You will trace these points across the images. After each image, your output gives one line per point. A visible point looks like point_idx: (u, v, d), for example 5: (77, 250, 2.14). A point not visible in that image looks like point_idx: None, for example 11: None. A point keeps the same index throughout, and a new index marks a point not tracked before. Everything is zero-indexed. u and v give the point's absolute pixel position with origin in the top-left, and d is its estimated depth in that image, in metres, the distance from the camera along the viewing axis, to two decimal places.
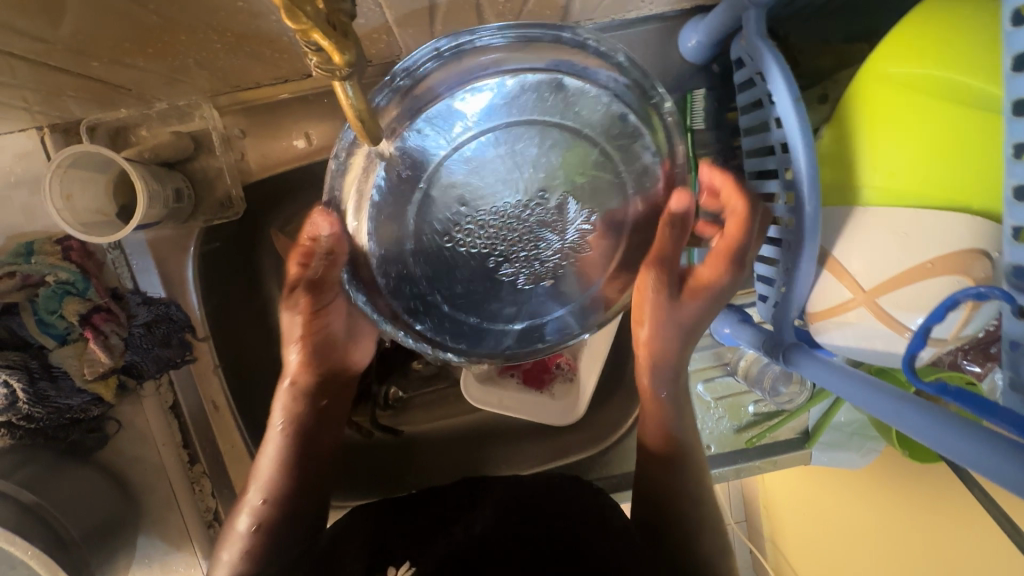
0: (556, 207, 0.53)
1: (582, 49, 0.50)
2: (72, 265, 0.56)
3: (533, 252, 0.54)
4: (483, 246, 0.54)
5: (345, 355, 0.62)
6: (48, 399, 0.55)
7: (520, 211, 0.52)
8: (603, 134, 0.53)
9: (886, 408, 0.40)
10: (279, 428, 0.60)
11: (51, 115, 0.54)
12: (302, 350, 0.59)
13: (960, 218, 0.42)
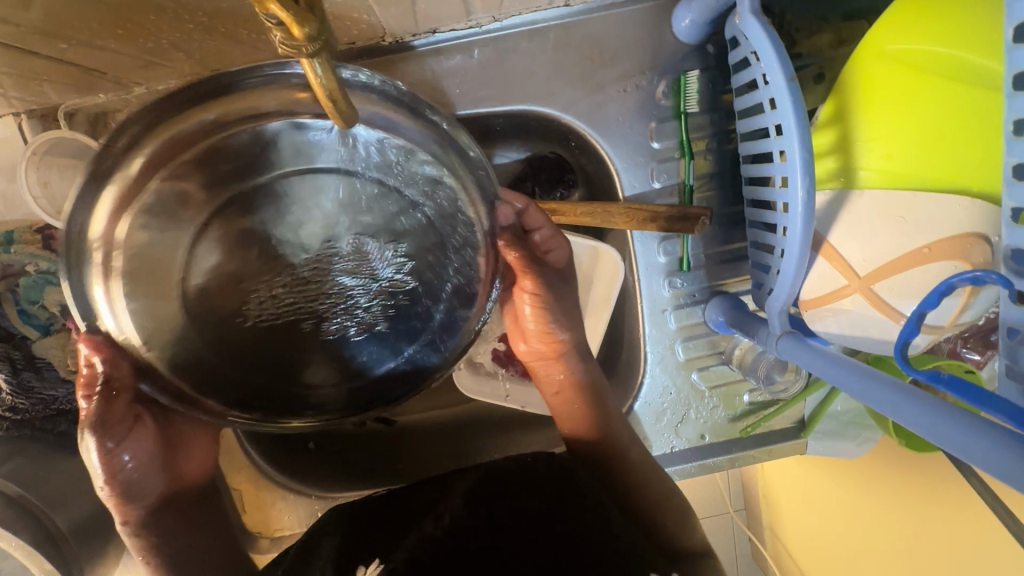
0: (354, 253, 0.57)
1: (370, 94, 0.49)
2: (52, 253, 0.55)
3: (348, 305, 0.58)
4: (297, 306, 0.57)
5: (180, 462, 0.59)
6: (31, 390, 0.54)
7: (319, 266, 0.56)
8: (385, 172, 0.57)
9: (884, 400, 0.39)
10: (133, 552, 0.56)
11: (26, 100, 0.52)
12: (112, 487, 0.53)
13: (958, 200, 0.41)
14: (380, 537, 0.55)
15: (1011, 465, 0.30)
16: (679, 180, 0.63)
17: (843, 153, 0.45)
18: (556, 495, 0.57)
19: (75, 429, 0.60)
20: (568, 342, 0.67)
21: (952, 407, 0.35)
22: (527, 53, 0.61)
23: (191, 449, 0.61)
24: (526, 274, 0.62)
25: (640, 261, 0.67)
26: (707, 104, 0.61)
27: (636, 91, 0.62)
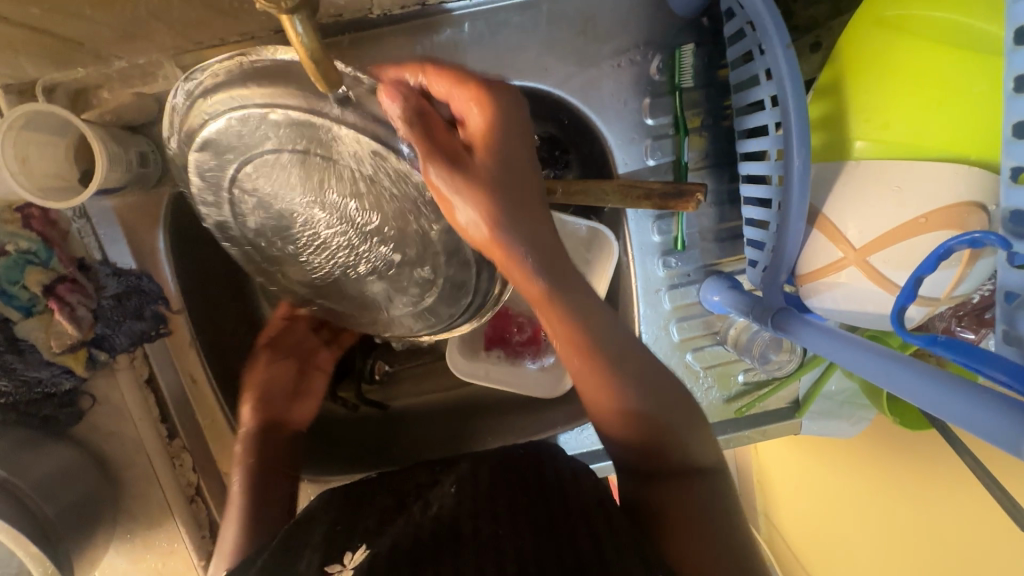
0: (339, 217, 0.49)
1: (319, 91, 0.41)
2: (34, 234, 0.54)
3: (351, 263, 0.54)
4: (317, 267, 0.55)
5: (288, 407, 0.70)
6: (14, 372, 0.53)
7: (315, 237, 0.52)
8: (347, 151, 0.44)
9: (878, 369, 0.38)
10: (237, 485, 0.63)
11: (2, 74, 0.51)
12: (253, 407, 0.67)
13: (956, 169, 0.40)
14: (367, 525, 0.54)
15: (1010, 428, 0.30)
16: (673, 157, 0.62)
17: (839, 125, 0.45)
18: (542, 482, 0.57)
19: (59, 414, 0.59)
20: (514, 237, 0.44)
21: (946, 375, 0.34)
22: (518, 27, 0.59)
23: (307, 401, 0.73)
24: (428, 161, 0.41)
25: (634, 240, 0.67)
26: (701, 80, 0.60)
27: (630, 66, 0.61)
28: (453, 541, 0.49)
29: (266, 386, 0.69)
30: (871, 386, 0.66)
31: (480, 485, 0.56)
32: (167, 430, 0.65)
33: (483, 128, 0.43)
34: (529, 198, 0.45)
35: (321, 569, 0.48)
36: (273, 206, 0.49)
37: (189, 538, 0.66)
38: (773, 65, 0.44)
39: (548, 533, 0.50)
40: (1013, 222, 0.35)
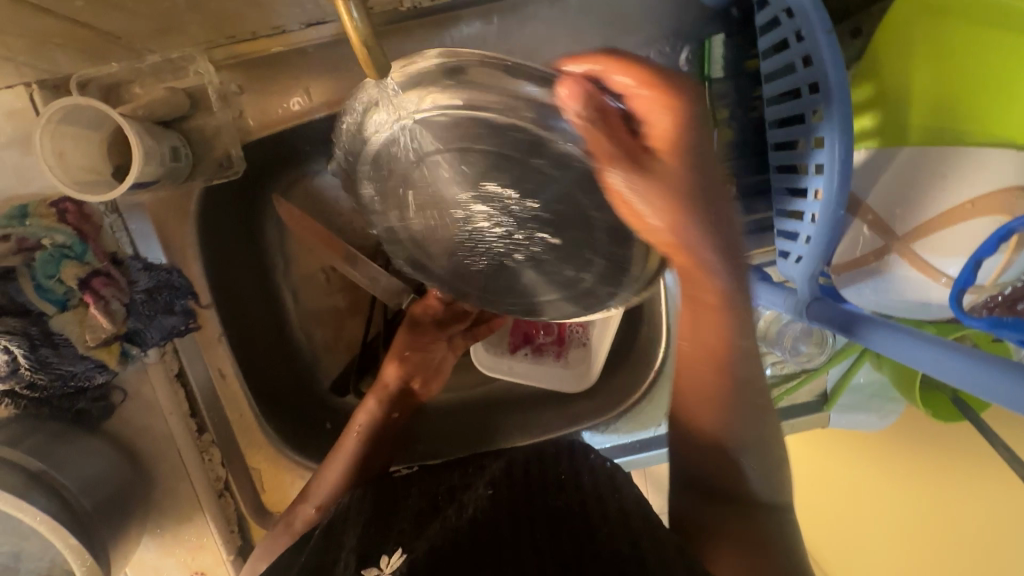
0: (508, 202, 0.52)
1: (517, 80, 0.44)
2: (68, 227, 0.53)
3: (504, 251, 0.57)
4: (478, 259, 0.58)
5: (427, 379, 0.74)
6: (50, 365, 0.54)
7: (479, 229, 0.55)
8: (522, 136, 0.47)
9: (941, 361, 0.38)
10: (358, 426, 0.69)
11: (39, 68, 0.51)
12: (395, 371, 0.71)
13: (999, 155, 0.41)
14: (403, 526, 0.55)
15: None
16: None
17: (883, 112, 0.44)
18: (579, 488, 0.58)
19: (92, 407, 0.59)
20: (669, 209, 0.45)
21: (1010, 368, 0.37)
22: (547, 19, 0.59)
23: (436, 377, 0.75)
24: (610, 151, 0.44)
25: None
26: (730, 71, 0.60)
27: (658, 58, 0.61)
28: (493, 547, 0.51)
29: (407, 356, 0.72)
30: (901, 380, 0.65)
31: (516, 491, 0.58)
32: (197, 425, 0.66)
33: (667, 125, 0.42)
34: (707, 180, 0.44)
35: (359, 571, 0.50)
36: (439, 197, 0.53)
37: (218, 533, 0.66)
38: (813, 53, 0.44)
39: (565, 532, 0.53)
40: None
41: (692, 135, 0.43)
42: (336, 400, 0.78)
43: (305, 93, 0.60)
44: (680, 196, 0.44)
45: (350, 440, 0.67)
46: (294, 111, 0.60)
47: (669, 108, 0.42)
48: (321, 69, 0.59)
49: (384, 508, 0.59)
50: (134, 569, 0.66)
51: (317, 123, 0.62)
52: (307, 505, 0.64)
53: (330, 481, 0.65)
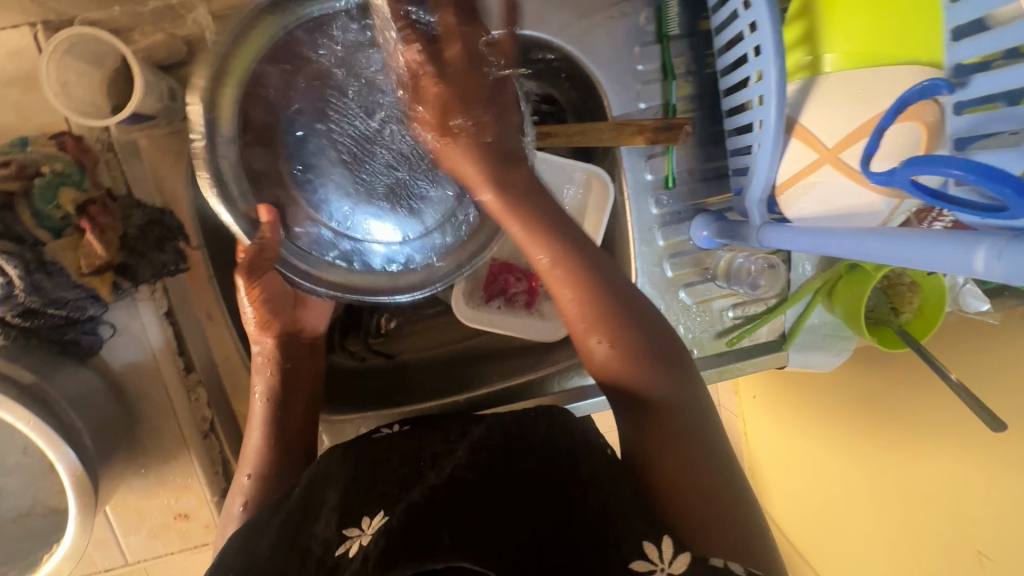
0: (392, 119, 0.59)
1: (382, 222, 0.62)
2: (68, 157, 0.57)
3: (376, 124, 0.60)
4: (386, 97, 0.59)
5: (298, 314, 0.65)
6: (44, 291, 0.55)
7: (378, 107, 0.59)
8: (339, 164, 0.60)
9: (895, 250, 0.40)
10: (258, 397, 0.64)
11: (47, 10, 0.55)
12: (256, 306, 0.60)
13: (911, 69, 0.47)
14: (384, 491, 0.53)
15: None
16: (661, 101, 0.68)
17: (811, 45, 0.51)
18: (557, 450, 0.55)
19: (82, 339, 0.61)
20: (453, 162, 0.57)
21: (974, 235, 0.35)
22: None
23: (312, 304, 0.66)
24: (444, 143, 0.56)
25: (629, 180, 0.71)
26: (686, 28, 0.67)
27: (622, 17, 0.67)
28: (467, 509, 0.49)
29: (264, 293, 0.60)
30: (849, 318, 0.71)
31: (494, 454, 0.55)
32: (184, 364, 0.67)
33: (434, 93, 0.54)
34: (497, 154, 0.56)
35: (341, 533, 0.50)
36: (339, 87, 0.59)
37: (203, 474, 0.67)
38: None
39: (538, 500, 0.50)
40: (955, 74, 0.38)
41: (460, 140, 0.56)
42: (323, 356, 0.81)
43: None
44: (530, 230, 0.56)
45: (258, 405, 0.64)
46: None
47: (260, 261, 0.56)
48: None
49: (368, 468, 0.57)
50: (116, 510, 0.66)
51: None
52: (242, 471, 0.64)
53: (252, 447, 0.64)
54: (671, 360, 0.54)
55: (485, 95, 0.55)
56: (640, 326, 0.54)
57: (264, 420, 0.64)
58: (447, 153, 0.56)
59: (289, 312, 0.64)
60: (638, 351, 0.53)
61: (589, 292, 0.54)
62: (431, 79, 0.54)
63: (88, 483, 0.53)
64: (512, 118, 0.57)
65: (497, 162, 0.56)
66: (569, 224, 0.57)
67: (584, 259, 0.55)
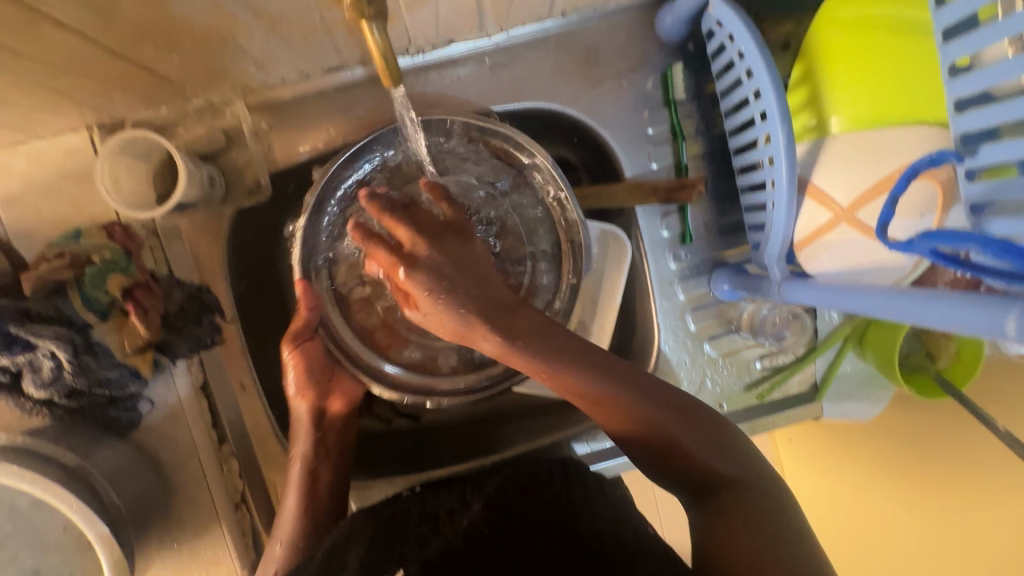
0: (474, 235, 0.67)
1: None
2: (116, 245, 0.61)
3: None
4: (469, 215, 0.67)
5: (329, 386, 0.67)
6: (90, 371, 0.58)
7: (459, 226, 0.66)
8: None
9: (919, 309, 0.40)
10: (296, 466, 0.65)
11: (101, 114, 0.60)
12: (296, 381, 0.65)
13: (920, 130, 0.48)
14: (404, 549, 0.53)
15: None
16: (673, 161, 0.70)
17: (818, 109, 0.53)
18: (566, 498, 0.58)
19: (123, 416, 0.63)
20: (462, 305, 0.50)
21: (995, 297, 0.35)
22: (532, 60, 0.69)
23: (343, 381, 0.68)
24: (470, 322, 0.51)
25: (646, 237, 0.72)
26: (691, 93, 0.70)
27: (629, 87, 0.70)
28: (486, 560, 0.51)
29: (303, 366, 0.65)
30: (884, 366, 0.69)
31: (509, 506, 0.56)
32: (218, 435, 0.69)
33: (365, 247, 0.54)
34: (492, 298, 0.52)
35: None
36: None
37: (234, 547, 0.67)
38: (752, 62, 0.53)
39: (553, 550, 0.52)
40: (964, 142, 0.38)
41: (452, 292, 0.50)
42: None
43: (325, 129, 0.68)
44: (545, 365, 0.53)
45: (295, 469, 0.65)
46: (316, 146, 0.69)
47: (296, 336, 0.64)
48: (340, 109, 0.68)
49: (388, 525, 0.57)
50: None
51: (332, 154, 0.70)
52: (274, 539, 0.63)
53: (291, 511, 0.64)
54: (720, 446, 0.53)
55: (444, 252, 0.51)
56: (678, 412, 0.54)
57: (299, 492, 0.64)
58: (434, 323, 0.52)
59: (324, 383, 0.67)
60: (715, 457, 0.52)
61: (597, 380, 0.53)
62: (423, 247, 0.52)
63: (125, 563, 0.54)
64: (487, 265, 0.54)
65: (497, 305, 0.52)
66: (570, 341, 0.54)
67: (597, 365, 0.54)
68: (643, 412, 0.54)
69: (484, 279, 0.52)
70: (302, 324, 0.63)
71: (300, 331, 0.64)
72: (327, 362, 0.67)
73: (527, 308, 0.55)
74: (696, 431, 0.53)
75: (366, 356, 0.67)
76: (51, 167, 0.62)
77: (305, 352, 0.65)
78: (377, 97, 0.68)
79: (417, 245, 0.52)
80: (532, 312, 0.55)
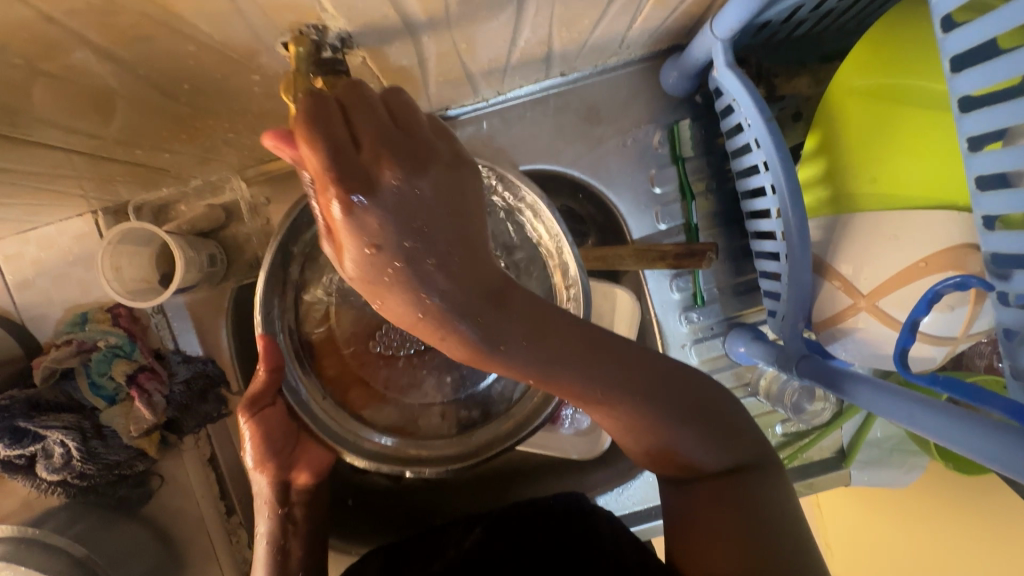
0: None
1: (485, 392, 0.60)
2: (121, 329, 0.62)
3: None
4: None
5: (298, 453, 0.60)
6: (98, 455, 0.59)
7: None
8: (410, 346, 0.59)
9: (931, 425, 0.36)
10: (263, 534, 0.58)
11: (104, 200, 0.61)
12: (254, 448, 0.57)
13: (948, 215, 0.43)
14: None
15: None
16: (683, 220, 0.67)
17: (835, 183, 0.49)
18: None
19: (132, 493, 0.64)
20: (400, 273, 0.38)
21: (995, 421, 0.33)
22: (530, 119, 0.66)
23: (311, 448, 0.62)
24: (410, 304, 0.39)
25: (655, 299, 0.69)
26: (701, 148, 0.66)
27: (634, 143, 0.67)
28: None
29: (264, 429, 0.58)
30: None
31: None
32: (226, 506, 0.69)
33: (317, 173, 0.34)
34: (468, 282, 0.39)
35: None
36: None
37: None
38: (759, 135, 0.49)
39: None
40: (995, 263, 0.36)
41: (429, 267, 0.38)
42: (357, 478, 0.80)
43: None
44: (537, 376, 0.43)
45: (262, 545, 0.58)
46: None
47: (254, 397, 0.57)
48: None
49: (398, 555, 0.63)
50: None
51: None
52: None
53: None
54: (727, 427, 0.48)
55: (425, 187, 0.37)
56: (695, 407, 0.47)
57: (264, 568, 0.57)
58: (369, 286, 0.39)
59: (290, 450, 0.60)
60: (716, 449, 0.47)
61: (618, 389, 0.44)
62: (389, 169, 0.35)
63: None
64: (469, 242, 0.40)
65: (464, 284, 0.39)
66: (564, 326, 0.43)
67: (615, 370, 0.44)
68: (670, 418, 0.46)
69: (470, 235, 0.40)
70: (262, 381, 0.56)
71: (260, 389, 0.56)
72: (291, 428, 0.60)
73: (518, 291, 0.42)
74: (704, 434, 0.47)
75: (338, 425, 0.58)
76: (59, 252, 0.63)
77: (263, 417, 0.58)
78: None
79: (379, 160, 0.35)
80: (527, 303, 0.42)
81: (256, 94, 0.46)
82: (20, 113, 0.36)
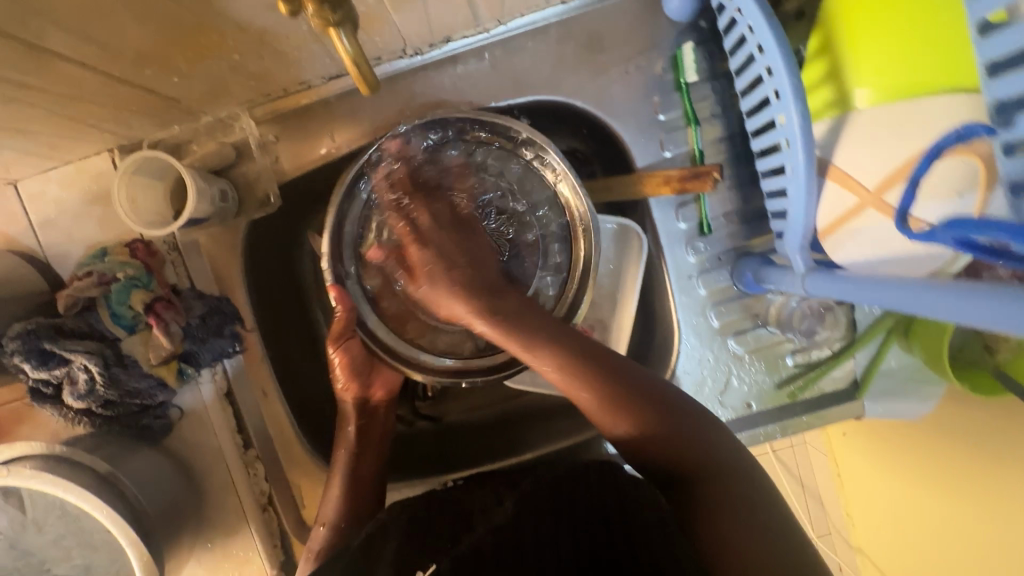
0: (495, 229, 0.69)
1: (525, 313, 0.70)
2: (138, 262, 0.64)
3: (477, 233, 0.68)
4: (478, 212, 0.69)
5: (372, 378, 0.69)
6: (119, 382, 0.61)
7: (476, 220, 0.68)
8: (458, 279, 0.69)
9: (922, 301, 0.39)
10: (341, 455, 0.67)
11: (120, 137, 0.63)
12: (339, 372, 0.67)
13: (953, 99, 0.43)
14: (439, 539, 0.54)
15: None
16: (687, 147, 0.66)
17: (837, 82, 0.48)
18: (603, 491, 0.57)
19: (155, 423, 0.66)
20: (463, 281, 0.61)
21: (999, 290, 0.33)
22: (532, 50, 0.67)
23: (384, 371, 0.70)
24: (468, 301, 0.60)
25: (662, 230, 0.69)
26: (706, 73, 0.65)
27: (637, 71, 0.66)
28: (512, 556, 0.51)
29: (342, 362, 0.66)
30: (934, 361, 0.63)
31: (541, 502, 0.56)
32: (243, 440, 0.72)
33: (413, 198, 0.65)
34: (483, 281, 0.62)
35: None
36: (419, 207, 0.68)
37: (263, 548, 0.70)
38: (762, 37, 0.49)
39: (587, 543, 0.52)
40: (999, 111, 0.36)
41: (463, 274, 0.62)
42: None
43: (330, 138, 0.69)
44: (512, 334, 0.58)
45: (340, 457, 0.67)
46: (322, 154, 0.69)
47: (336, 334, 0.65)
48: (343, 116, 0.69)
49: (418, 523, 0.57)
50: None
51: (339, 161, 0.70)
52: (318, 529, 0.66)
53: (331, 503, 0.66)
54: (690, 428, 0.55)
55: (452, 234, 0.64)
56: (646, 392, 0.56)
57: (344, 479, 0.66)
58: (434, 290, 0.62)
59: (367, 376, 0.68)
60: (682, 440, 0.54)
61: (572, 364, 0.57)
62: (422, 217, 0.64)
63: (154, 563, 0.57)
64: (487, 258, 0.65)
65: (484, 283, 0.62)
66: (566, 328, 0.61)
67: (573, 346, 0.59)
68: (627, 391, 0.56)
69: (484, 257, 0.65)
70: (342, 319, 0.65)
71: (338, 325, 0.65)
72: (365, 358, 0.68)
73: (515, 297, 0.62)
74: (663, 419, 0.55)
75: (402, 351, 0.69)
76: (80, 190, 0.66)
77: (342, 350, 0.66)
78: (379, 102, 0.68)
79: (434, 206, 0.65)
80: (519, 305, 0.61)
81: (254, 4, 0.46)
82: (29, 8, 0.38)
